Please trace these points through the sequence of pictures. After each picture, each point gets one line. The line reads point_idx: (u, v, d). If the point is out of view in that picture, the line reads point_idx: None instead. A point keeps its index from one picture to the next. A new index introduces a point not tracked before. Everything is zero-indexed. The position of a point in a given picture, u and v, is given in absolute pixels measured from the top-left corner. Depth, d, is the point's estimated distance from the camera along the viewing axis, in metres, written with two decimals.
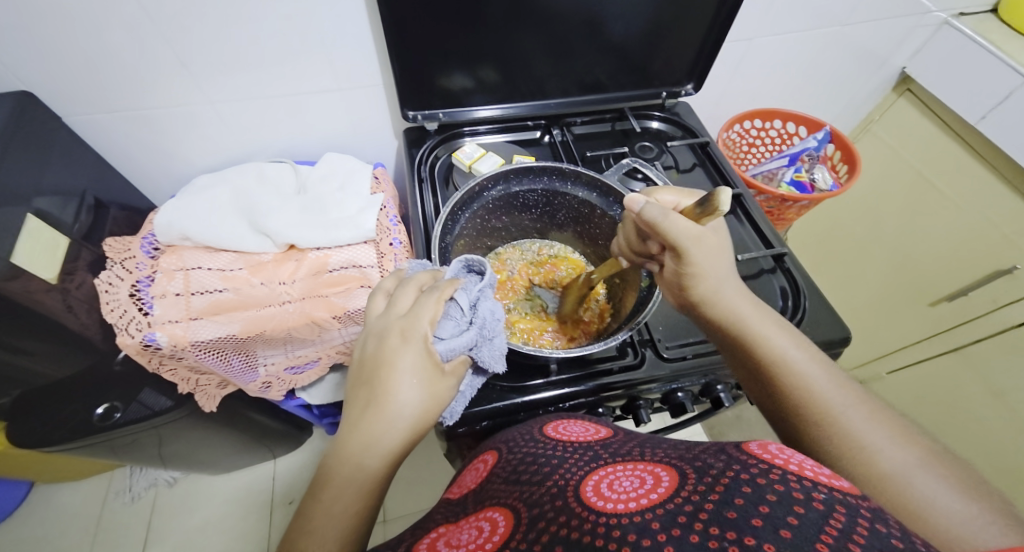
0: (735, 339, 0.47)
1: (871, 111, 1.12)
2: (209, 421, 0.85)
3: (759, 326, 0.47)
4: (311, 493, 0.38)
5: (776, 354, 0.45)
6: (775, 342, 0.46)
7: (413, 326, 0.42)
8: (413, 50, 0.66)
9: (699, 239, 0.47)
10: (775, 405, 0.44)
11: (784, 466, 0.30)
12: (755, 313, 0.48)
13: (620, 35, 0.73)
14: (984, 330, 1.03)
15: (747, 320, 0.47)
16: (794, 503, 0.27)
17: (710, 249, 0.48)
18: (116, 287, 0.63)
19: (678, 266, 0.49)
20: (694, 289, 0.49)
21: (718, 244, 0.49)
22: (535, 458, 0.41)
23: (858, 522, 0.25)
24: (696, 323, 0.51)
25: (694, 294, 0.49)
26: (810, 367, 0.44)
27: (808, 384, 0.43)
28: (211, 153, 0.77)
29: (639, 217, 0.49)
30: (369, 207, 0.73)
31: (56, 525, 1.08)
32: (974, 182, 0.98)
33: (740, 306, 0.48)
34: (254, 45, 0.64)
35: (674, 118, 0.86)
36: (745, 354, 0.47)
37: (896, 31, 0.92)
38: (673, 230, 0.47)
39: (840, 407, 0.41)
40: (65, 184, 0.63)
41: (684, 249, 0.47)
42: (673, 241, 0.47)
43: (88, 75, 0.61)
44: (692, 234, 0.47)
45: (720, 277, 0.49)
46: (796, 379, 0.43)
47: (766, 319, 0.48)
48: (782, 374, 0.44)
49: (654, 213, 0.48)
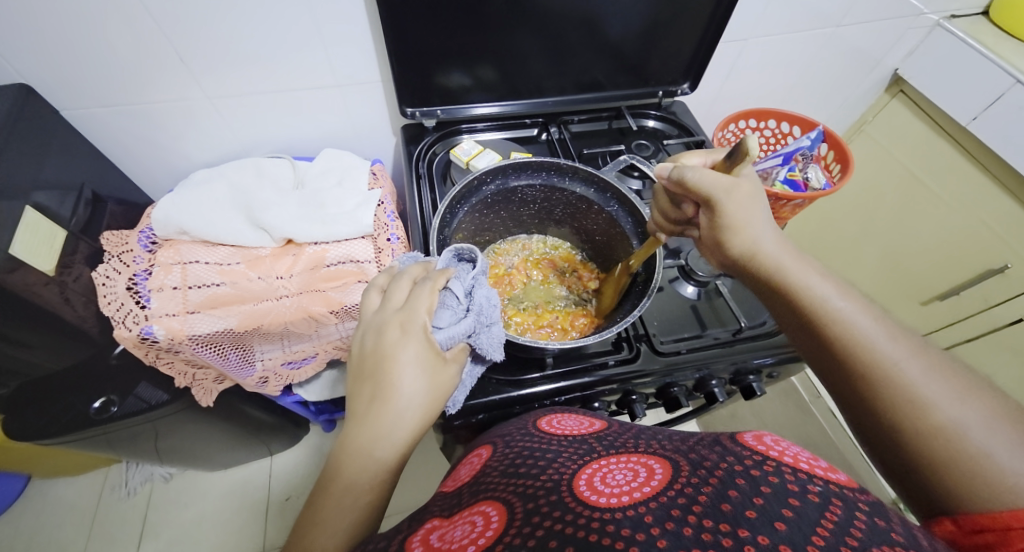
0: (774, 289, 0.44)
1: (864, 112, 1.13)
2: (206, 416, 0.85)
3: (795, 272, 0.43)
4: (321, 485, 0.39)
5: (815, 303, 0.41)
6: (815, 288, 0.42)
7: (411, 318, 0.42)
8: (411, 48, 0.67)
9: (732, 188, 0.46)
10: (830, 362, 0.41)
11: (779, 457, 0.31)
12: (797, 260, 0.44)
13: (617, 34, 0.73)
14: (978, 328, 1.09)
15: (788, 270, 0.43)
16: (790, 495, 0.28)
17: (748, 198, 0.46)
18: (114, 280, 0.64)
19: (712, 220, 0.47)
20: (731, 243, 0.46)
21: (755, 193, 0.46)
22: (531, 453, 0.41)
23: (856, 516, 0.26)
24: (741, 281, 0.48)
25: (732, 249, 0.46)
26: (856, 314, 0.40)
27: (855, 334, 0.39)
28: (207, 148, 0.77)
29: (667, 180, 0.50)
30: (366, 202, 0.74)
31: (51, 522, 1.07)
32: (968, 183, 0.98)
33: (780, 257, 0.44)
34: (255, 42, 0.65)
35: (670, 117, 0.86)
36: (787, 305, 0.43)
37: (889, 32, 0.93)
38: (702, 183, 0.46)
39: (895, 358, 0.37)
40: (63, 178, 0.64)
41: (715, 201, 0.46)
42: (702, 195, 0.47)
43: (88, 67, 0.61)
44: (722, 184, 0.46)
45: (759, 228, 0.45)
46: (845, 329, 0.40)
47: (807, 267, 0.43)
48: (830, 324, 0.40)
49: (682, 172, 0.48)
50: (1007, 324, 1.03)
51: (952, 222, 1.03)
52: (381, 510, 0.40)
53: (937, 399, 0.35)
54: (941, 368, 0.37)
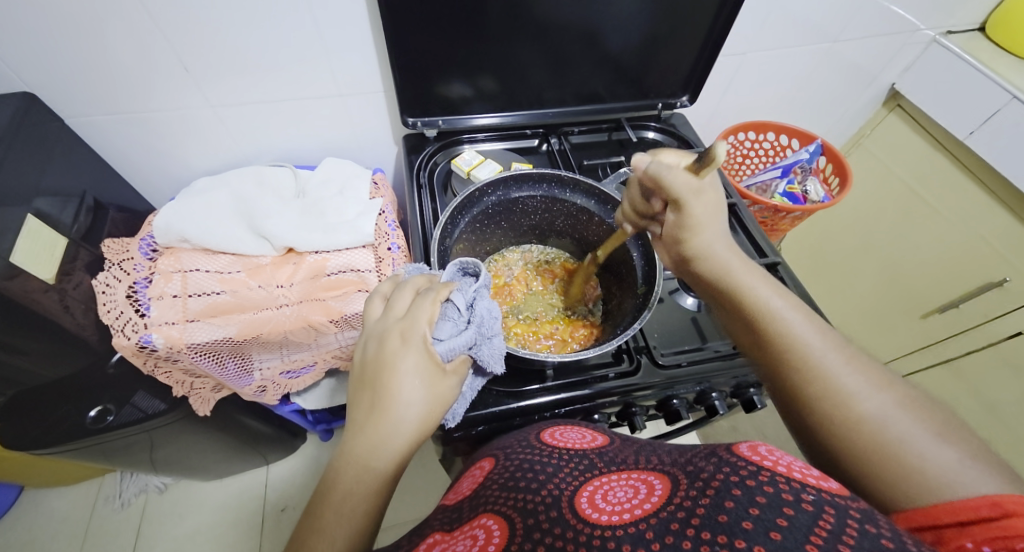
0: (722, 290, 0.46)
1: (862, 125, 1.14)
2: (202, 426, 0.85)
3: (740, 275, 0.46)
4: (320, 494, 0.39)
5: (760, 303, 0.44)
6: (758, 290, 0.44)
7: (412, 328, 0.42)
8: (413, 59, 0.68)
9: (700, 191, 0.47)
10: (765, 359, 0.42)
11: (773, 467, 0.30)
12: (743, 265, 0.46)
13: (617, 47, 0.74)
14: (978, 340, 1.06)
15: (733, 271, 0.46)
16: (784, 504, 0.27)
17: (711, 203, 0.48)
18: (113, 288, 0.63)
19: (676, 219, 0.48)
20: (688, 243, 0.48)
21: (717, 201, 0.48)
22: (531, 465, 0.41)
23: (847, 523, 0.26)
24: (688, 280, 0.50)
25: (688, 249, 0.48)
26: (791, 313, 0.42)
27: (791, 331, 0.41)
28: (210, 156, 0.77)
29: (643, 171, 0.49)
30: (367, 212, 0.74)
31: (44, 532, 1.06)
32: (965, 196, 0.99)
33: (729, 260, 0.47)
34: (261, 51, 0.65)
35: (670, 129, 0.87)
36: (733, 305, 0.45)
37: (886, 47, 0.94)
38: (675, 183, 0.47)
39: (821, 352, 0.40)
40: (65, 185, 0.64)
41: (683, 202, 0.47)
42: (672, 194, 0.47)
43: (93, 76, 0.62)
44: (693, 187, 0.47)
45: (717, 233, 0.47)
46: (781, 326, 0.42)
47: (752, 270, 0.46)
48: (768, 321, 0.42)
49: (659, 169, 0.48)
50: (1008, 337, 1.00)
51: (951, 236, 1.03)
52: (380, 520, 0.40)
53: (856, 389, 0.37)
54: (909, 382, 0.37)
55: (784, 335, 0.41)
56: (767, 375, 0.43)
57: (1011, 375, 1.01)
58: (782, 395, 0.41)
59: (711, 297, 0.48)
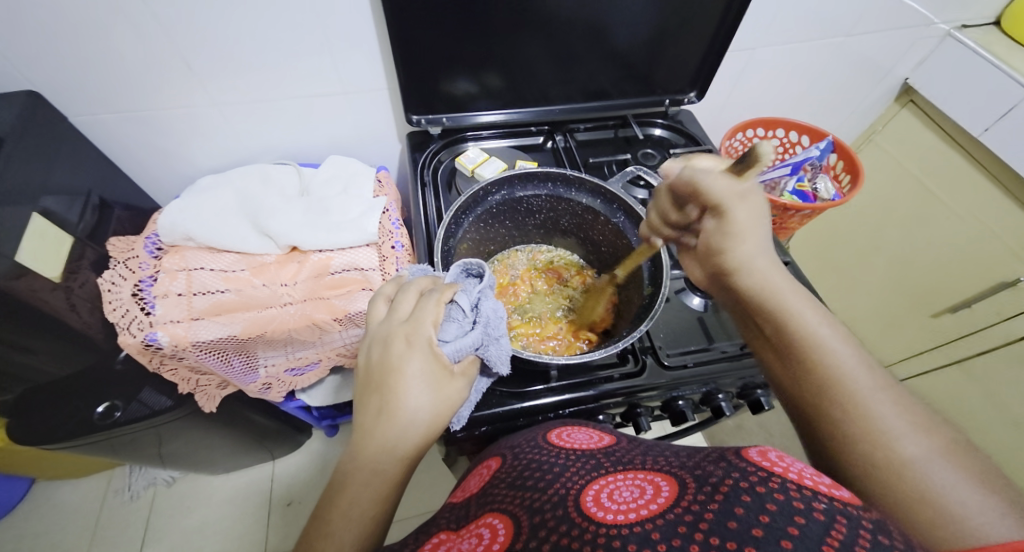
0: (763, 311, 0.45)
1: (874, 121, 1.12)
2: (209, 422, 0.85)
3: (787, 297, 0.44)
4: (327, 496, 0.39)
5: (805, 329, 0.42)
6: (803, 316, 0.43)
7: (417, 331, 0.42)
8: (417, 57, 0.67)
9: (742, 196, 0.47)
10: (799, 385, 0.41)
11: (783, 474, 0.30)
12: (789, 286, 0.45)
13: (625, 42, 0.73)
14: (990, 340, 1.03)
15: (776, 290, 0.45)
16: (795, 512, 0.27)
17: (754, 208, 0.48)
18: (119, 287, 0.64)
19: (716, 226, 0.48)
20: (728, 253, 0.48)
21: (760, 207, 0.48)
22: (538, 464, 0.40)
23: (860, 534, 0.25)
24: (726, 296, 0.49)
25: (729, 260, 0.47)
26: (838, 343, 0.41)
27: (836, 362, 0.40)
28: (215, 154, 0.77)
29: (678, 178, 0.49)
30: (371, 210, 0.73)
31: (55, 524, 1.08)
32: (979, 193, 0.98)
33: (773, 277, 0.46)
34: (264, 49, 0.65)
35: (677, 126, 0.86)
36: (773, 327, 0.44)
37: (899, 41, 0.92)
38: (714, 188, 0.47)
39: (868, 389, 0.38)
40: (70, 183, 0.64)
41: (724, 206, 0.47)
42: (712, 199, 0.47)
43: (96, 74, 0.62)
44: (733, 192, 0.47)
45: (756, 242, 0.47)
46: (827, 357, 0.40)
47: (795, 292, 0.45)
48: (811, 348, 0.41)
49: (695, 174, 0.48)
50: (1022, 337, 0.97)
51: (964, 235, 1.02)
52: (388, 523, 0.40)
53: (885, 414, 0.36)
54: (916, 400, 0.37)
55: (828, 363, 0.40)
56: (799, 401, 0.41)
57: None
58: (818, 424, 0.39)
59: (746, 315, 0.47)
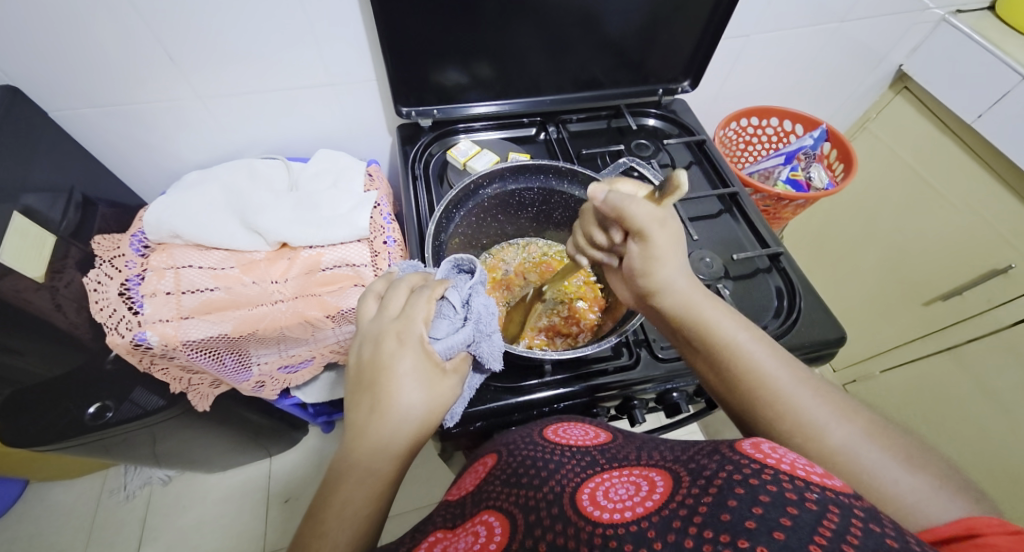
0: (688, 328, 0.44)
1: (868, 109, 1.12)
2: (202, 420, 0.85)
3: (711, 318, 0.44)
4: (321, 496, 0.38)
5: (727, 338, 0.43)
6: (725, 325, 0.43)
7: (407, 329, 0.41)
8: (407, 47, 0.66)
9: (664, 222, 0.44)
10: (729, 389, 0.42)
11: (776, 466, 0.29)
12: (711, 306, 0.44)
13: (617, 30, 0.72)
14: (980, 328, 1.03)
15: (697, 305, 0.44)
16: (787, 503, 0.26)
17: (675, 235, 0.45)
18: (105, 286, 0.63)
19: (640, 252, 0.45)
20: (652, 276, 0.45)
21: (681, 231, 0.45)
22: (533, 461, 0.40)
23: (851, 523, 0.25)
24: (651, 314, 0.48)
25: (650, 286, 0.45)
26: (755, 346, 0.42)
27: (758, 366, 0.41)
28: (202, 149, 0.76)
29: (603, 204, 0.45)
30: (362, 204, 0.73)
31: (50, 525, 1.07)
32: (972, 180, 0.98)
33: (693, 292, 0.45)
34: (249, 39, 0.63)
35: (670, 115, 0.85)
36: (699, 342, 0.44)
37: (894, 27, 0.91)
38: (637, 215, 0.43)
39: (790, 386, 0.40)
40: (53, 181, 0.62)
41: (647, 233, 0.44)
42: (635, 226, 0.44)
43: (76, 66, 0.60)
44: (656, 217, 0.44)
45: (677, 263, 0.45)
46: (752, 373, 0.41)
47: (719, 310, 0.44)
48: (732, 359, 0.42)
49: (619, 199, 0.44)
50: (1011, 325, 0.97)
51: (956, 222, 1.02)
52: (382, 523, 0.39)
53: None
54: None
55: (750, 369, 0.41)
56: (730, 402, 0.43)
57: (1012, 362, 0.97)
58: (752, 423, 0.41)
59: (672, 332, 0.46)
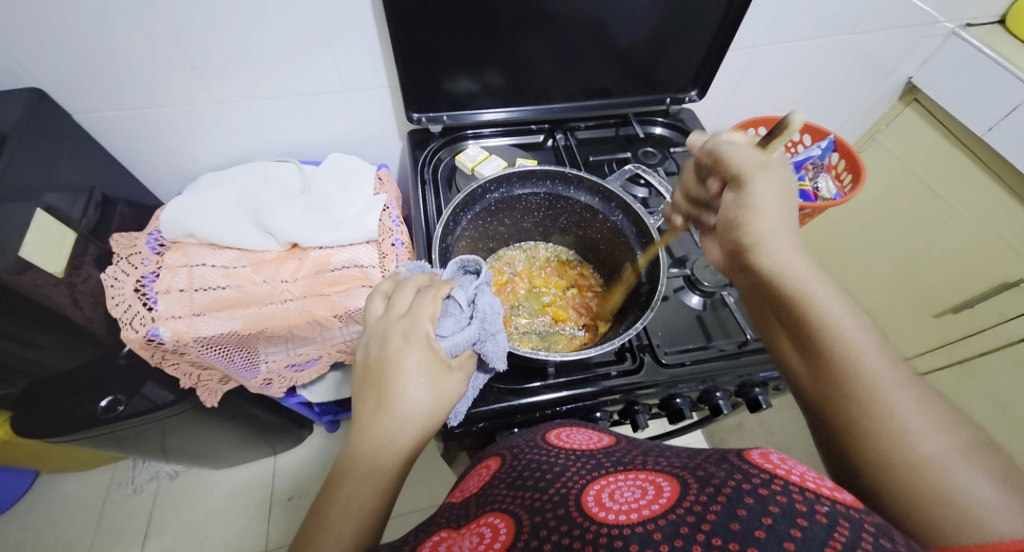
0: (783, 297, 0.42)
1: (877, 120, 1.11)
2: (211, 416, 0.86)
3: (812, 285, 0.41)
4: (326, 491, 0.39)
5: (829, 320, 0.39)
6: (829, 306, 0.40)
7: (414, 327, 0.42)
8: (419, 55, 0.67)
9: (766, 168, 0.46)
10: (817, 377, 0.39)
11: (787, 476, 0.30)
12: (813, 272, 0.42)
13: (625, 40, 0.73)
14: (989, 343, 1.05)
15: (799, 277, 0.42)
16: (797, 515, 0.27)
17: (779, 184, 0.45)
18: (121, 282, 0.64)
19: (735, 198, 0.46)
20: (749, 226, 0.45)
21: (786, 185, 0.45)
22: (539, 465, 0.40)
23: (863, 537, 0.25)
24: (745, 279, 0.46)
25: (748, 235, 0.45)
26: (861, 334, 0.38)
27: (857, 355, 0.37)
28: (217, 151, 0.78)
29: (701, 149, 0.50)
30: (371, 207, 0.74)
31: (60, 517, 1.09)
32: (982, 194, 0.97)
33: (796, 262, 0.43)
34: (270, 49, 0.66)
35: (678, 124, 0.86)
36: (791, 313, 0.41)
37: (903, 40, 0.92)
38: (734, 158, 0.47)
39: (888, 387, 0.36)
40: (74, 180, 0.64)
41: (744, 176, 0.46)
42: (732, 170, 0.47)
43: (105, 72, 0.62)
44: (755, 162, 0.46)
45: (780, 219, 0.44)
46: (846, 346, 0.38)
47: (820, 279, 0.42)
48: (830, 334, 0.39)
49: (718, 143, 0.49)
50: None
51: (966, 235, 1.01)
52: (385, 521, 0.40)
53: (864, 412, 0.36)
54: None
55: (849, 357, 0.38)
56: (813, 386, 0.40)
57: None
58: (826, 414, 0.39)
59: (763, 298, 0.45)
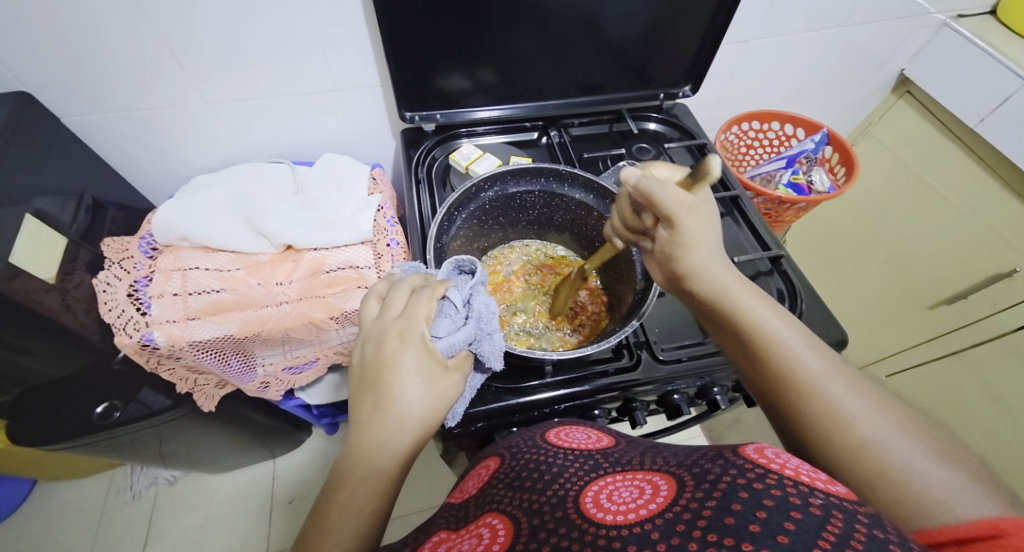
0: (717, 313, 0.45)
1: (871, 112, 1.12)
2: (208, 421, 0.85)
3: (739, 296, 0.44)
4: (326, 494, 0.38)
5: (756, 324, 0.42)
6: (755, 311, 0.43)
7: (409, 328, 0.42)
8: (411, 53, 0.67)
9: (692, 208, 0.46)
10: (759, 379, 0.42)
11: (780, 470, 0.29)
12: (739, 286, 0.45)
13: (618, 35, 0.72)
14: (982, 333, 1.04)
15: (727, 293, 0.45)
16: (791, 508, 0.26)
17: (705, 220, 0.47)
18: (114, 287, 0.64)
19: (669, 236, 0.47)
20: (680, 260, 0.46)
21: (711, 216, 0.47)
22: (537, 465, 0.40)
23: (856, 529, 0.25)
24: (680, 297, 0.49)
25: (682, 266, 0.46)
26: (789, 334, 0.42)
27: (789, 354, 0.40)
28: (210, 153, 0.77)
29: (632, 187, 0.48)
30: (366, 208, 0.74)
31: (58, 525, 1.08)
32: (975, 185, 0.97)
33: (724, 278, 0.45)
34: (258, 47, 0.65)
35: (672, 120, 0.85)
36: (726, 324, 0.44)
37: (895, 32, 0.92)
38: (666, 200, 0.46)
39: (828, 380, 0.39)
40: (64, 184, 0.64)
41: (676, 219, 0.46)
42: (664, 211, 0.46)
43: (93, 74, 0.62)
44: (684, 204, 0.46)
45: (710, 251, 0.46)
46: (778, 347, 0.41)
47: (746, 288, 0.45)
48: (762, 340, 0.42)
49: (649, 184, 0.47)
50: (1015, 330, 0.98)
51: (959, 226, 1.02)
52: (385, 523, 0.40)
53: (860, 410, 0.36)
54: (905, 408, 0.38)
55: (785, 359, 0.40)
56: (757, 389, 0.42)
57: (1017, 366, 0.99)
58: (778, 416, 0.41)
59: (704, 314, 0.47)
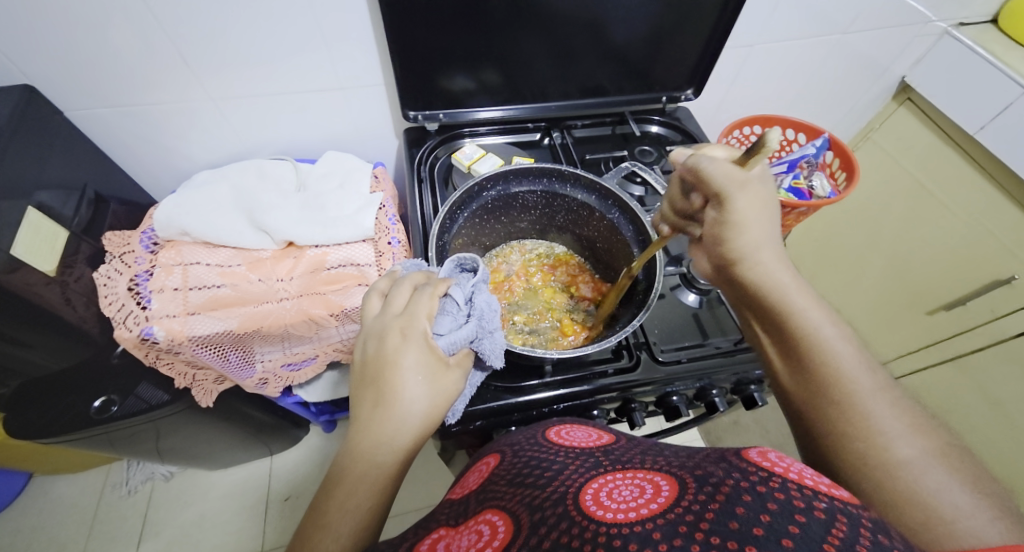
0: (764, 310, 0.43)
1: (871, 119, 1.12)
2: (206, 416, 0.85)
3: (794, 296, 0.43)
4: (325, 491, 0.39)
5: (807, 328, 0.41)
6: (808, 315, 0.41)
7: (411, 325, 0.42)
8: (416, 54, 0.67)
9: (745, 184, 0.45)
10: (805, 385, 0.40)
11: (784, 474, 0.30)
12: (794, 284, 0.43)
13: (622, 39, 0.73)
14: (984, 338, 1.04)
15: (780, 291, 0.43)
16: (795, 511, 0.27)
17: (756, 200, 0.45)
18: (115, 281, 0.64)
19: (718, 216, 0.46)
20: (732, 243, 0.45)
21: (766, 200, 0.45)
22: (538, 462, 0.41)
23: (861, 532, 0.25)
24: (727, 288, 0.47)
25: (732, 250, 0.45)
26: (841, 343, 0.40)
27: (836, 363, 0.39)
28: (213, 149, 0.77)
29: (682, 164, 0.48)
30: (368, 205, 0.74)
31: (53, 519, 1.08)
32: (976, 192, 0.98)
33: (778, 274, 0.44)
34: (261, 44, 0.65)
35: (674, 122, 0.85)
36: (776, 325, 0.43)
37: (897, 40, 0.92)
38: (715, 175, 0.45)
39: (868, 390, 0.38)
40: (66, 178, 0.64)
41: (726, 194, 0.45)
42: (714, 187, 0.45)
43: (96, 69, 0.62)
44: (736, 179, 0.45)
45: (760, 235, 0.45)
46: (829, 357, 0.39)
47: (802, 289, 0.43)
48: (816, 348, 0.40)
49: (699, 160, 0.47)
50: (1016, 335, 0.98)
51: (960, 233, 1.02)
52: (384, 517, 0.39)
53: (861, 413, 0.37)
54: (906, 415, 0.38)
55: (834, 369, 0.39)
56: (794, 402, 0.41)
57: (1017, 372, 1.00)
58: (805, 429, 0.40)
59: (751, 312, 0.45)
